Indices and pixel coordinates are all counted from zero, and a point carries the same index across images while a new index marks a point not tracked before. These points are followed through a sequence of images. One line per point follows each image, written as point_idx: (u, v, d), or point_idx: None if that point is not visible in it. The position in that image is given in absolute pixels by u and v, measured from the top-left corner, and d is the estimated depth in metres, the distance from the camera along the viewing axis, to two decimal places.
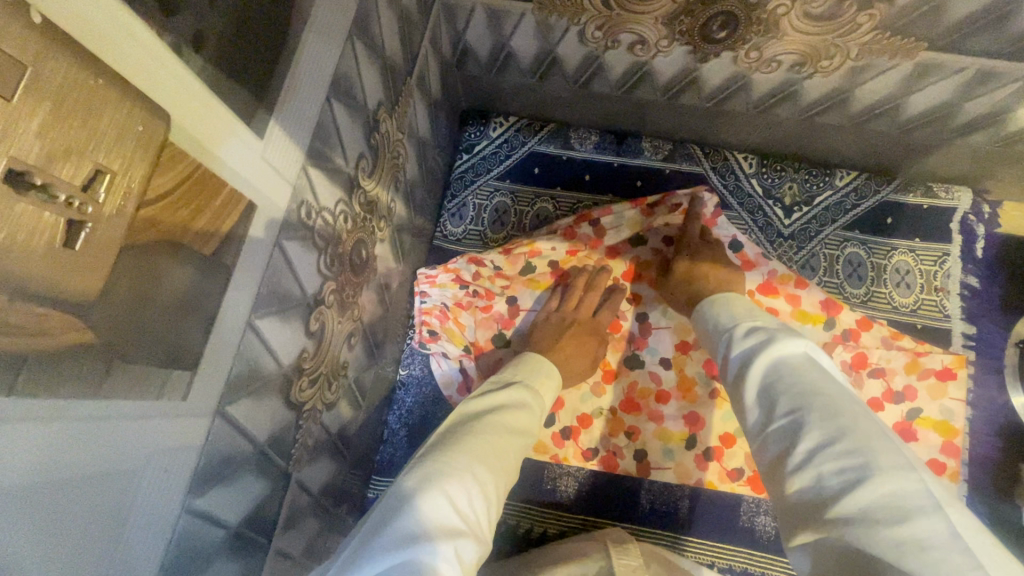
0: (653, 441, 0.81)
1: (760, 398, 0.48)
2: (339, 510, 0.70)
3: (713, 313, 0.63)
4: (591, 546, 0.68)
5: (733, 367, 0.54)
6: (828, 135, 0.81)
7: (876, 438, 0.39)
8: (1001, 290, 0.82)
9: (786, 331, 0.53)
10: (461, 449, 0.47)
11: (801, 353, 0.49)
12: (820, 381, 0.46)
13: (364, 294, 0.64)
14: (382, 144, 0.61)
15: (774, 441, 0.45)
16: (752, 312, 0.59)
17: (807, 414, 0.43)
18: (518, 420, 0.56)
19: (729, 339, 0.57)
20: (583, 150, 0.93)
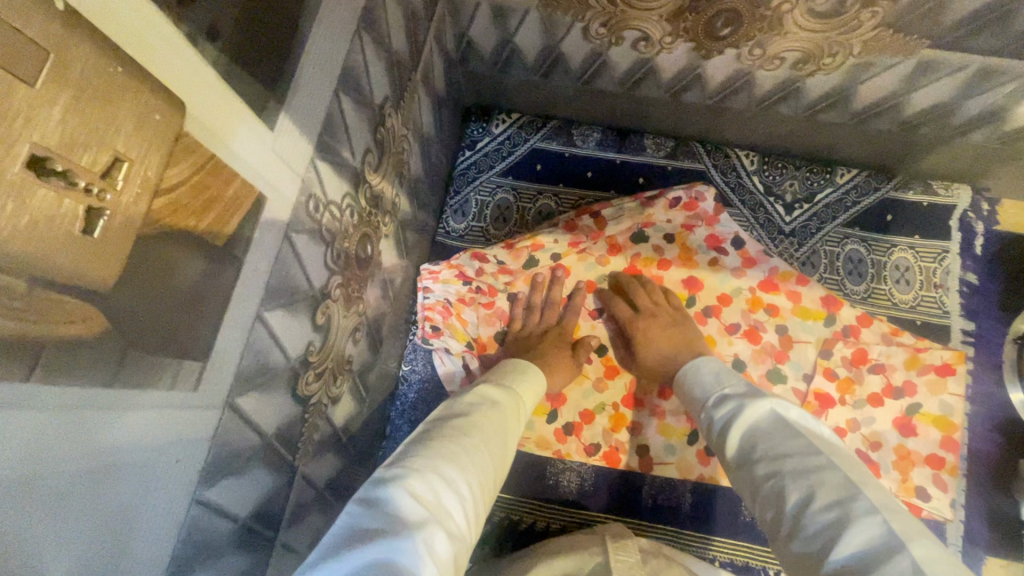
0: (655, 436, 0.81)
1: (742, 466, 0.50)
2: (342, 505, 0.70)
3: (693, 375, 0.65)
4: (587, 539, 0.69)
5: (714, 434, 0.56)
6: (829, 133, 0.81)
7: (846, 488, 0.41)
8: (1000, 287, 0.83)
9: (752, 394, 0.55)
10: (442, 448, 0.48)
11: (768, 413, 0.51)
12: (789, 436, 0.47)
13: (368, 289, 0.64)
14: (388, 138, 0.61)
15: (765, 505, 0.45)
16: (719, 379, 0.61)
17: (784, 479, 0.44)
18: (500, 418, 0.57)
19: (707, 409, 0.59)
20: (585, 147, 0.94)
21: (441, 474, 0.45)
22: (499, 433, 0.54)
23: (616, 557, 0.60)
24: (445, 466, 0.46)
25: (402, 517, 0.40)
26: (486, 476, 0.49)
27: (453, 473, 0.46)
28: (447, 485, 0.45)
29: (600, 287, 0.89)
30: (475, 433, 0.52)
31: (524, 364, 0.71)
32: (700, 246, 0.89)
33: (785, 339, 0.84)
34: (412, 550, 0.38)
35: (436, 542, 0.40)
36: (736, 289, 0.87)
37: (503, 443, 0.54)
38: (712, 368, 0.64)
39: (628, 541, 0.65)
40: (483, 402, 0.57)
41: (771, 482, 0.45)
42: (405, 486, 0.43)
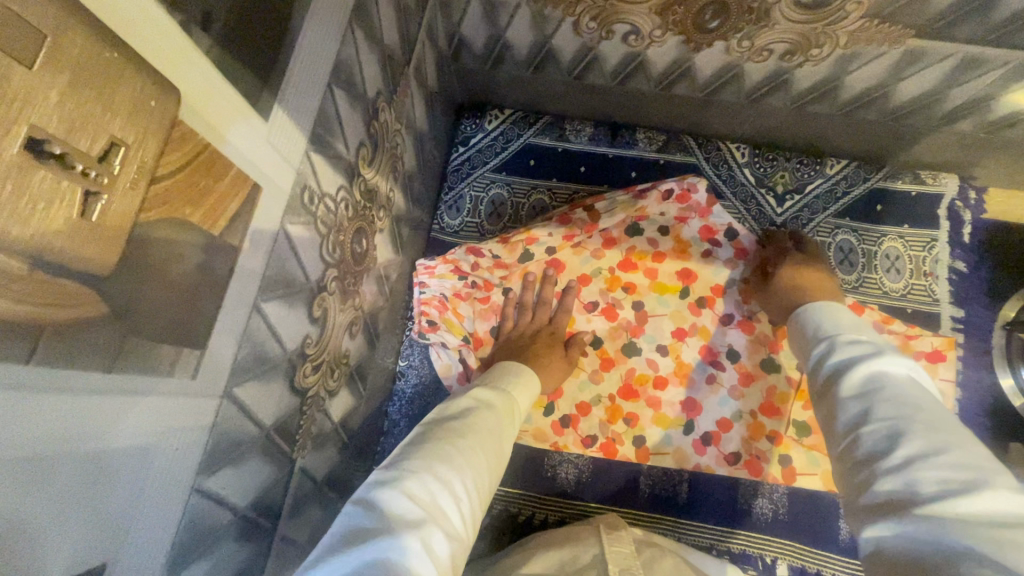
0: (651, 427, 0.82)
1: (853, 398, 0.49)
2: (341, 499, 0.71)
3: (818, 316, 0.64)
4: (585, 530, 0.69)
5: (829, 363, 0.55)
6: (819, 124, 0.83)
7: (979, 462, 0.39)
8: (987, 274, 0.84)
9: (891, 348, 0.53)
10: (435, 449, 0.48)
11: (905, 372, 0.49)
12: (923, 397, 0.46)
13: (364, 283, 0.65)
14: (381, 133, 0.62)
15: (870, 443, 0.44)
16: (856, 324, 0.60)
17: (910, 425, 0.43)
18: (494, 420, 0.57)
19: (829, 346, 0.57)
20: (577, 142, 0.94)
21: (436, 475, 0.46)
22: (495, 433, 0.55)
23: (610, 548, 0.60)
24: (439, 466, 0.47)
25: (397, 516, 0.41)
26: (483, 474, 0.50)
27: (449, 472, 0.47)
28: (443, 483, 0.45)
29: (595, 280, 0.89)
30: (471, 434, 0.52)
31: (512, 365, 0.71)
32: (694, 239, 0.89)
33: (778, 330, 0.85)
34: (407, 548, 0.39)
35: (432, 541, 0.41)
36: (730, 281, 0.88)
37: (499, 443, 0.55)
38: (851, 317, 0.61)
39: (622, 531, 0.66)
40: (476, 404, 0.58)
41: (890, 424, 0.44)
42: (400, 486, 0.44)
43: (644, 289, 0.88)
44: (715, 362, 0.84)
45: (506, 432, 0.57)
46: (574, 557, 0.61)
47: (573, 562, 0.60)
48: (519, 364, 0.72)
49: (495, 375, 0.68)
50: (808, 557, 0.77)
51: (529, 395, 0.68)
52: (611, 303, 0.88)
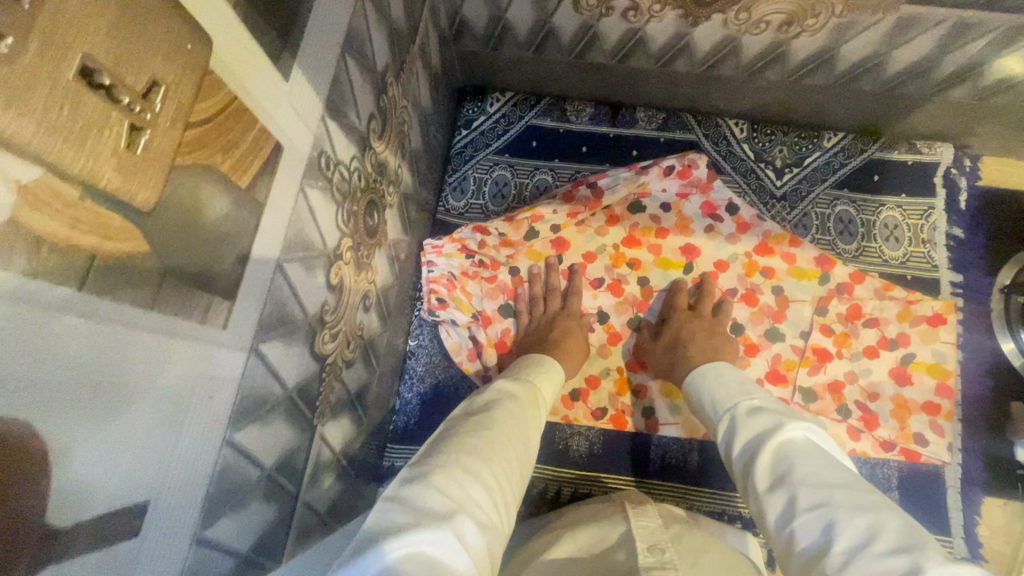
0: (659, 398, 0.83)
1: (772, 491, 0.48)
2: (356, 473, 0.72)
3: (707, 390, 0.66)
4: (611, 510, 0.67)
5: (741, 443, 0.55)
6: (815, 96, 0.84)
7: (909, 535, 0.38)
8: (984, 239, 0.86)
9: (790, 415, 0.54)
10: (461, 447, 0.49)
11: (804, 439, 0.50)
12: (835, 469, 0.45)
13: (376, 257, 0.66)
14: (390, 108, 0.63)
15: (808, 538, 0.42)
16: (744, 389, 0.62)
17: (834, 509, 0.42)
18: (517, 414, 0.58)
19: (735, 423, 0.58)
20: (578, 122, 0.96)
21: (464, 471, 0.46)
22: (519, 432, 0.55)
23: (638, 523, 0.55)
24: (465, 462, 0.47)
25: (432, 510, 0.40)
26: (509, 472, 0.50)
27: (479, 470, 0.46)
28: (474, 481, 0.45)
29: (600, 257, 0.90)
30: (496, 434, 0.52)
31: (540, 358, 0.73)
32: (695, 214, 0.91)
33: (781, 300, 0.86)
34: (442, 541, 0.38)
35: (468, 534, 0.40)
36: (733, 254, 0.89)
37: (523, 439, 0.55)
38: (737, 380, 0.65)
39: (649, 508, 0.61)
40: (499, 401, 0.59)
41: (815, 509, 0.43)
42: (431, 483, 0.43)
43: (649, 264, 0.89)
44: None
45: (529, 431, 0.57)
46: (602, 537, 0.57)
47: (600, 543, 0.56)
48: (547, 356, 0.75)
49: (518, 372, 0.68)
50: None
51: (552, 384, 0.70)
52: (617, 279, 0.89)
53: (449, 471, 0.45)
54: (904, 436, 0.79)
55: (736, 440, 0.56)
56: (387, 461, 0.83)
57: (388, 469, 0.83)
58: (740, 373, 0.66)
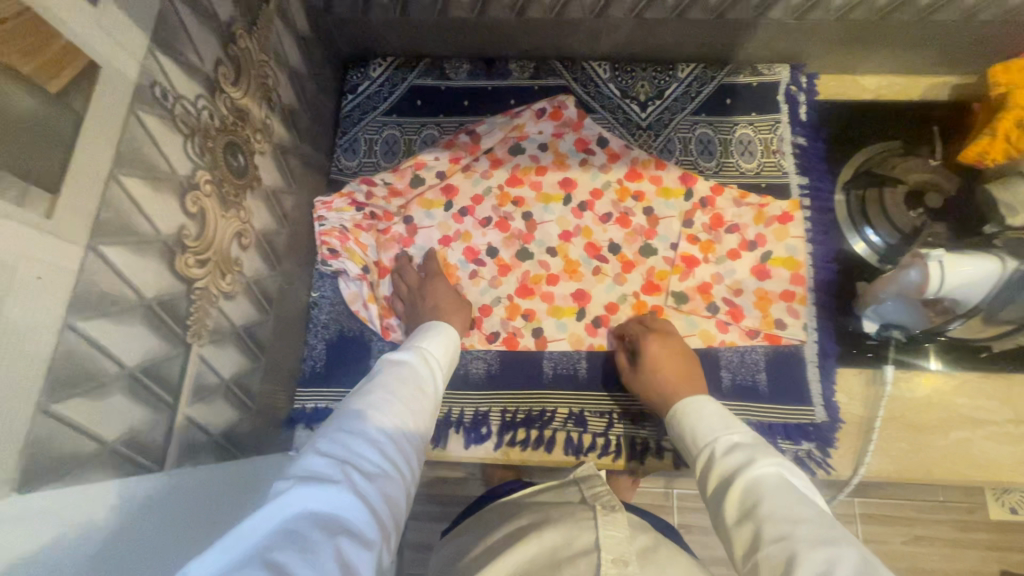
0: (547, 318, 0.91)
1: (743, 524, 0.53)
2: (255, 407, 0.76)
3: (687, 422, 0.69)
4: (577, 508, 0.68)
5: (717, 476, 0.60)
6: (660, 30, 0.93)
7: (864, 572, 0.43)
8: (824, 145, 0.96)
9: (764, 452, 0.60)
10: (344, 416, 0.57)
11: (779, 477, 0.55)
12: (801, 506, 0.51)
13: (249, 199, 0.71)
14: (244, 59, 0.68)
15: (766, 564, 0.48)
16: (726, 423, 0.66)
17: (795, 541, 0.47)
18: (401, 373, 0.65)
19: (711, 455, 0.63)
20: (458, 79, 1.02)
21: (350, 433, 0.54)
22: (409, 394, 0.63)
23: (603, 534, 0.61)
24: (351, 426, 0.55)
25: (322, 473, 0.49)
26: (400, 429, 0.59)
27: (367, 433, 0.55)
28: (361, 443, 0.54)
29: (486, 198, 0.97)
30: (382, 398, 0.60)
31: (437, 324, 0.79)
32: (570, 150, 0.98)
33: (652, 219, 0.94)
34: (332, 497, 0.46)
35: (357, 487, 0.49)
36: (606, 183, 0.97)
37: (409, 391, 0.63)
38: (716, 412, 0.68)
39: (617, 513, 0.65)
40: (386, 366, 0.66)
41: (779, 541, 0.48)
42: (318, 451, 0.51)
43: (531, 200, 0.97)
44: (599, 255, 0.93)
45: (424, 395, 0.65)
46: (567, 541, 0.61)
47: (564, 548, 0.60)
48: (442, 323, 0.80)
49: (415, 340, 0.75)
50: None
51: (447, 350, 0.76)
52: (503, 216, 0.96)
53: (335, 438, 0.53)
54: (767, 321, 0.88)
55: (713, 478, 0.60)
56: (298, 403, 0.87)
57: (298, 410, 0.87)
58: (718, 406, 0.69)
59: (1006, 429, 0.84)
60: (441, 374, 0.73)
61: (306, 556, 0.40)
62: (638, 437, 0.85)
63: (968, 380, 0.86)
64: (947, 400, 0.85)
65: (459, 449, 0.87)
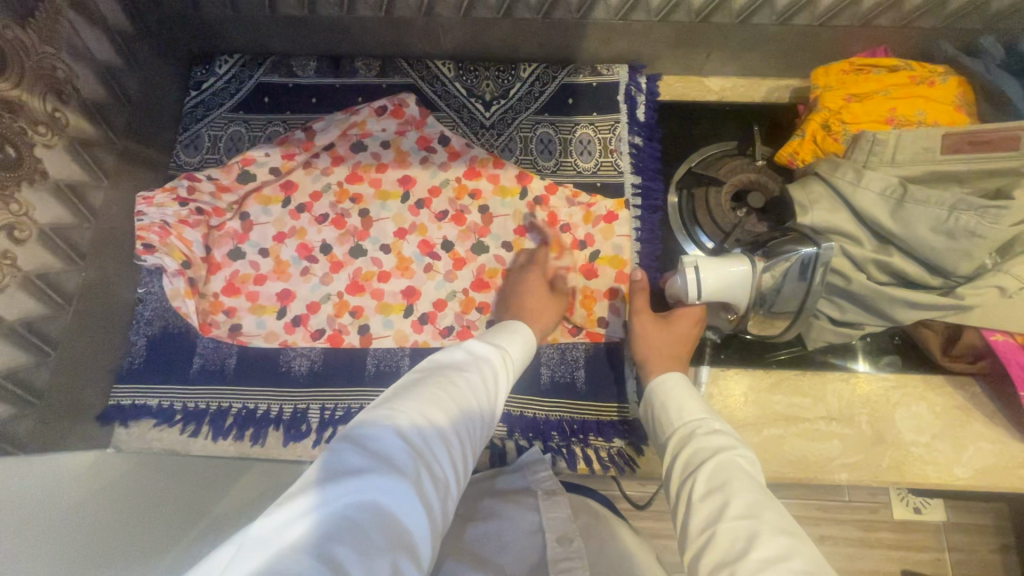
0: (374, 315, 0.90)
1: (704, 500, 0.52)
2: (43, 403, 0.75)
3: (667, 402, 0.66)
4: (521, 491, 0.71)
5: (691, 450, 0.58)
6: (493, 29, 0.94)
7: (815, 562, 0.43)
8: (660, 145, 0.96)
9: (739, 445, 0.57)
10: (427, 400, 0.54)
11: (745, 466, 0.53)
12: (760, 491, 0.50)
13: (27, 192, 0.70)
14: (13, 49, 0.67)
15: (722, 543, 0.47)
16: (706, 410, 0.63)
17: (760, 524, 0.47)
18: (484, 376, 0.62)
19: (691, 433, 0.60)
20: (305, 76, 1.02)
21: (434, 427, 0.52)
22: (483, 395, 0.60)
23: (548, 516, 0.64)
24: (434, 415, 0.53)
25: (400, 460, 0.47)
26: (466, 430, 0.56)
27: (443, 430, 0.53)
28: (436, 439, 0.51)
29: (325, 195, 0.97)
30: (460, 395, 0.57)
31: (511, 322, 0.76)
32: (411, 148, 0.98)
33: (486, 217, 0.94)
34: (405, 492, 0.45)
35: (424, 490, 0.47)
36: (445, 181, 0.97)
37: (487, 399, 0.60)
38: (699, 402, 0.65)
39: (560, 496, 0.69)
40: (470, 358, 0.63)
41: (740, 519, 0.48)
42: (401, 431, 0.50)
43: (369, 197, 0.96)
44: (432, 253, 0.93)
45: (493, 399, 0.62)
46: (515, 523, 0.64)
47: (513, 532, 0.63)
48: (518, 325, 0.77)
49: (493, 332, 0.73)
50: (520, 403, 0.85)
51: (522, 347, 0.72)
52: (340, 213, 0.96)
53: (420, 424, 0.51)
54: (592, 319, 0.88)
55: (684, 453, 0.58)
56: (112, 400, 0.86)
57: (112, 406, 0.86)
58: (697, 393, 0.66)
59: (818, 426, 0.84)
60: (512, 373, 0.69)
61: (364, 557, 0.40)
62: None
63: (784, 377, 0.87)
64: (763, 397, 0.86)
65: (277, 447, 0.85)
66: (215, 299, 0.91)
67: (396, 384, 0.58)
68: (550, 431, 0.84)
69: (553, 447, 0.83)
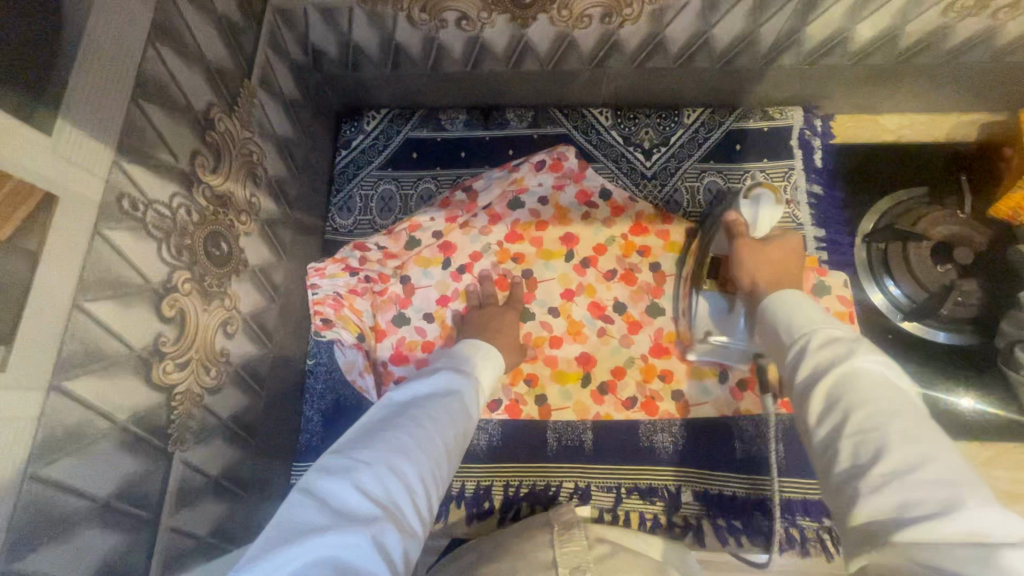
0: (551, 384, 0.87)
1: (829, 415, 0.47)
2: (246, 493, 0.74)
3: (782, 312, 0.60)
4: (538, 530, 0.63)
5: (807, 363, 0.52)
6: (664, 78, 0.88)
7: (957, 475, 0.39)
8: (842, 193, 0.91)
9: (862, 345, 0.51)
10: (381, 443, 0.53)
11: (870, 372, 0.48)
12: (903, 402, 0.45)
13: (234, 285, 0.68)
14: (225, 141, 0.65)
15: (847, 455, 0.44)
16: (827, 318, 0.56)
17: (882, 438, 0.42)
18: (448, 408, 0.61)
19: (803, 347, 0.54)
20: (454, 129, 0.99)
21: (391, 467, 0.50)
22: (447, 427, 0.59)
23: (562, 551, 0.55)
24: (393, 458, 0.51)
25: (353, 512, 0.45)
26: (438, 466, 0.55)
27: (406, 469, 0.51)
28: (399, 479, 0.50)
29: (485, 255, 0.93)
30: (431, 434, 0.56)
31: (476, 345, 0.76)
32: (572, 204, 0.94)
33: (659, 276, 0.89)
34: (358, 543, 0.43)
35: (383, 533, 0.45)
36: (610, 237, 0.92)
37: (451, 429, 0.59)
38: (810, 305, 0.59)
39: (575, 530, 0.60)
40: (427, 393, 0.63)
41: (869, 434, 0.43)
42: (354, 481, 0.48)
43: (531, 257, 0.92)
44: (604, 315, 0.89)
45: (462, 426, 0.61)
46: (528, 559, 0.55)
47: (525, 564, 0.54)
48: (487, 344, 0.77)
49: (461, 351, 0.74)
50: (716, 480, 0.81)
51: (491, 374, 0.73)
52: (502, 274, 0.92)
53: (374, 470, 0.49)
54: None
55: (800, 371, 0.53)
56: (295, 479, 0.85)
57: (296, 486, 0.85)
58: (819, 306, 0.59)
59: None
60: (479, 396, 0.69)
61: None
62: (648, 513, 0.81)
63: (1004, 450, 0.81)
64: (982, 472, 0.80)
65: (463, 525, 0.83)
66: (385, 369, 0.88)
67: (360, 425, 0.58)
68: (753, 511, 0.79)
69: (756, 527, 0.79)
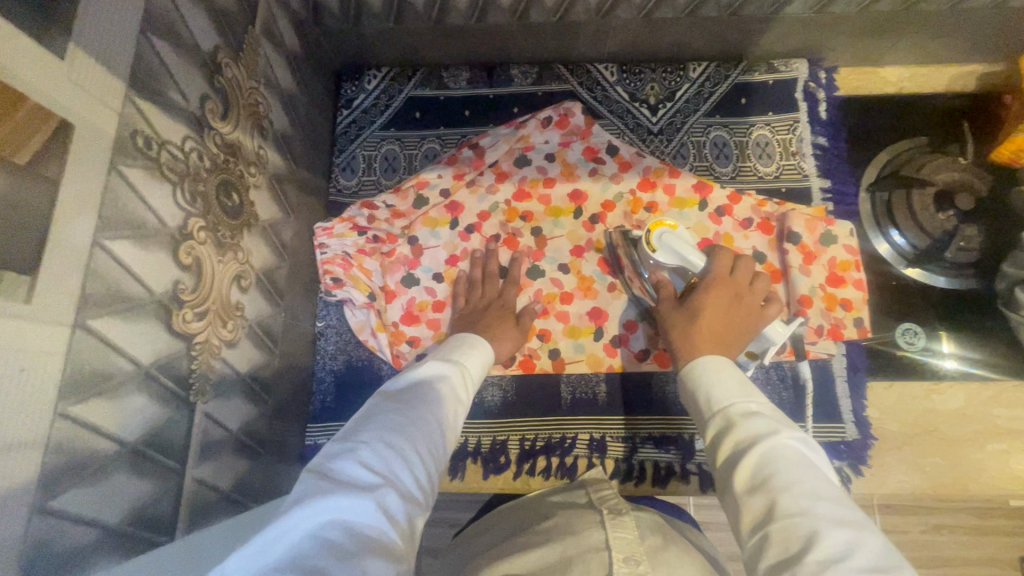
0: (564, 339, 0.87)
1: (755, 494, 0.44)
2: (265, 452, 0.73)
3: (700, 383, 0.58)
4: (584, 511, 0.61)
5: (732, 438, 0.50)
6: (670, 30, 0.87)
7: (883, 558, 0.38)
8: (846, 144, 0.92)
9: (785, 424, 0.50)
10: (380, 422, 0.52)
11: (795, 450, 0.46)
12: (827, 485, 0.44)
13: (247, 238, 0.67)
14: (232, 89, 0.63)
15: (777, 545, 0.41)
16: (743, 388, 0.55)
17: (814, 521, 0.40)
18: (442, 390, 0.60)
19: (727, 421, 0.52)
20: (457, 87, 0.97)
21: (392, 443, 0.49)
22: (441, 409, 0.57)
23: (614, 534, 0.53)
24: (393, 434, 0.50)
25: (357, 482, 0.44)
26: (434, 444, 0.54)
27: (404, 446, 0.50)
28: (399, 454, 0.49)
29: (493, 214, 0.92)
30: (429, 413, 0.55)
31: (470, 337, 0.74)
32: (579, 160, 0.93)
33: None
34: (365, 510, 0.42)
35: (386, 504, 0.44)
36: (618, 194, 0.91)
37: (446, 411, 0.58)
38: (733, 375, 0.57)
39: (625, 515, 0.57)
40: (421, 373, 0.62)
41: (797, 518, 0.41)
42: (357, 455, 0.47)
43: (540, 215, 0.92)
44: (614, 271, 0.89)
45: (457, 410, 0.60)
46: (576, 539, 0.53)
47: (575, 545, 0.52)
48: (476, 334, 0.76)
49: (455, 342, 0.73)
50: None
51: (483, 364, 0.71)
52: (511, 233, 0.92)
53: (374, 445, 0.48)
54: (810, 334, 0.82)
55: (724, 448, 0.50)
56: (310, 440, 0.85)
57: (312, 447, 0.84)
58: (734, 375, 0.57)
59: None
60: (474, 383, 0.68)
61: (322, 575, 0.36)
62: (663, 461, 0.83)
63: (1003, 390, 0.83)
64: (984, 412, 0.83)
65: (479, 479, 0.84)
66: (396, 330, 0.88)
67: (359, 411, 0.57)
68: None
69: None
